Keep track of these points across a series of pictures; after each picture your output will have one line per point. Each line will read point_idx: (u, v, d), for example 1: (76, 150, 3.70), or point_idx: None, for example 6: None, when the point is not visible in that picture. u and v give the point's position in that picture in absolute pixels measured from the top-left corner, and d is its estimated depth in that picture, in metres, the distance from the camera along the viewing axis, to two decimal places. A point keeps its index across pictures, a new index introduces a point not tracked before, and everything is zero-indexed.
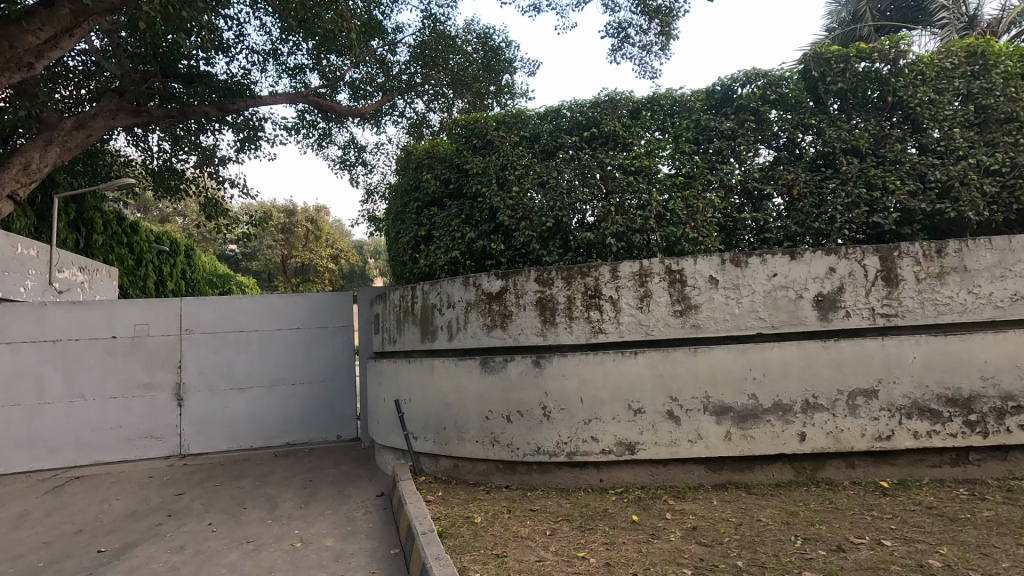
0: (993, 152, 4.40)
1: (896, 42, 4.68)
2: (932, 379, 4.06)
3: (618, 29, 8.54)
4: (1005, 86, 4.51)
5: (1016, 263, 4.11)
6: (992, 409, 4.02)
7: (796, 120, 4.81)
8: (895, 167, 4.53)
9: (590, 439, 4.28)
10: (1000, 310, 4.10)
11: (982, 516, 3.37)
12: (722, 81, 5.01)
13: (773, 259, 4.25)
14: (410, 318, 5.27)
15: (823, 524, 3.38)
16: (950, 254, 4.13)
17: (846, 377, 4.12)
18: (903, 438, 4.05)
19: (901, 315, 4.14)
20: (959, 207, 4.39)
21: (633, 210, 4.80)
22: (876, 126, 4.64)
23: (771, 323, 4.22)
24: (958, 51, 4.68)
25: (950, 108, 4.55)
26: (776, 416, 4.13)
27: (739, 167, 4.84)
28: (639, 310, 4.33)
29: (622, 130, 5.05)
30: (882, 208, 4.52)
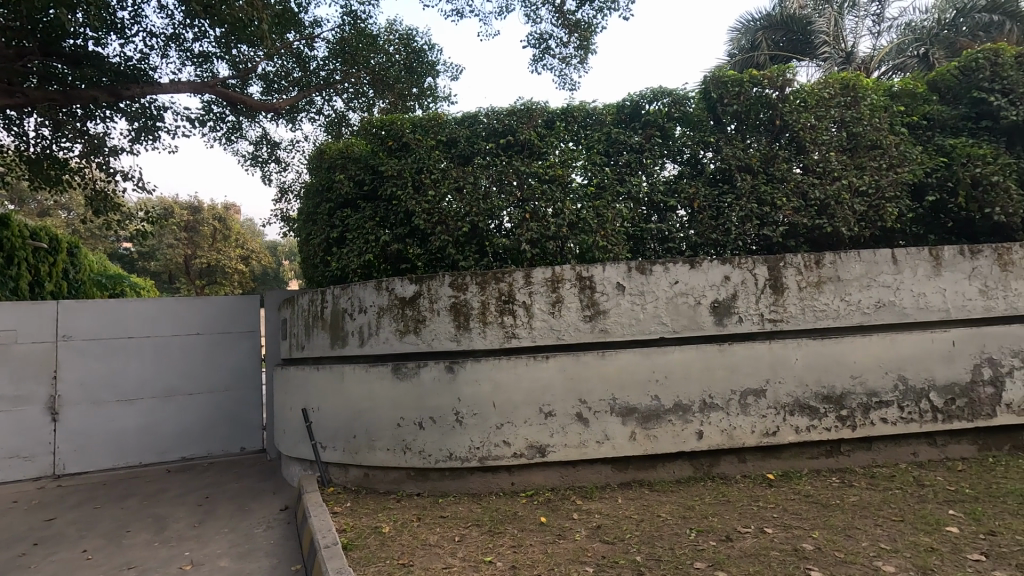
0: (861, 175, 4.91)
1: (783, 71, 5.13)
2: (811, 378, 4.47)
3: (539, 40, 8.71)
4: (871, 116, 5.04)
5: (880, 274, 4.61)
6: (859, 405, 4.48)
7: (697, 137, 5.14)
8: (782, 184, 4.95)
9: (502, 443, 4.31)
10: (867, 316, 4.58)
11: (849, 501, 3.75)
12: (632, 97, 5.24)
13: (675, 268, 4.51)
14: (320, 323, 5.08)
15: (715, 516, 3.60)
16: (826, 265, 4.57)
17: (738, 378, 4.43)
18: (786, 433, 4.42)
19: (785, 320, 4.53)
20: (834, 224, 4.87)
21: (548, 218, 4.91)
22: (766, 146, 5.05)
23: (672, 328, 4.46)
24: (834, 83, 5.20)
25: (827, 133, 5.03)
26: (677, 416, 4.37)
27: (646, 180, 5.09)
28: (551, 315, 4.44)
29: (538, 139, 5.15)
30: (771, 222, 4.92)
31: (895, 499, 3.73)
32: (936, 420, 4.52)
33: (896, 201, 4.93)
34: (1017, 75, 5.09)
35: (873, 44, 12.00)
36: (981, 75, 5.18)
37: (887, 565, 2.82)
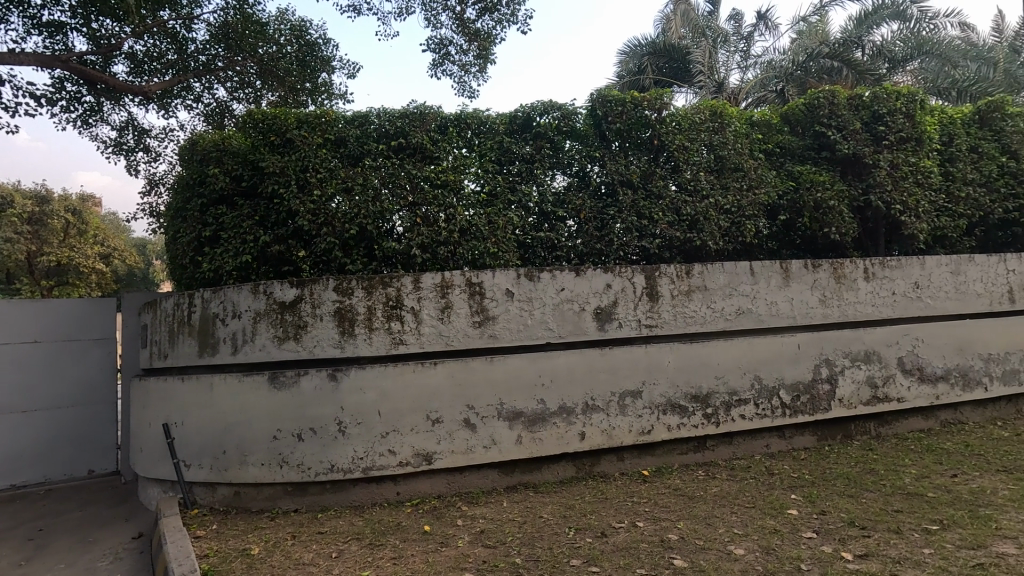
0: (726, 195, 5.43)
1: (660, 95, 5.52)
2: (682, 379, 4.83)
3: (439, 45, 8.67)
4: (734, 142, 5.60)
5: (740, 284, 5.10)
6: (722, 403, 4.91)
7: (584, 151, 5.39)
8: (658, 200, 5.32)
9: (387, 453, 4.20)
10: (729, 322, 5.05)
11: (711, 492, 4.09)
12: (524, 108, 5.36)
13: (561, 275, 4.67)
14: (186, 329, 4.63)
15: (593, 514, 3.77)
16: (696, 275, 4.98)
17: (618, 380, 4.68)
18: (659, 431, 4.74)
19: (659, 326, 4.86)
20: (703, 237, 5.33)
21: (439, 223, 4.88)
22: (645, 164, 5.40)
23: (558, 333, 4.62)
24: (705, 110, 5.68)
25: (698, 155, 5.50)
26: (561, 419, 4.51)
27: (537, 190, 5.23)
28: (440, 321, 4.41)
29: (430, 144, 5.08)
30: (649, 234, 5.27)
31: (749, 488, 4.13)
32: (785, 415, 5.08)
33: (754, 219, 5.52)
34: (849, 115, 5.89)
35: (740, 78, 13.32)
36: (822, 112, 5.93)
37: (738, 549, 3.10)
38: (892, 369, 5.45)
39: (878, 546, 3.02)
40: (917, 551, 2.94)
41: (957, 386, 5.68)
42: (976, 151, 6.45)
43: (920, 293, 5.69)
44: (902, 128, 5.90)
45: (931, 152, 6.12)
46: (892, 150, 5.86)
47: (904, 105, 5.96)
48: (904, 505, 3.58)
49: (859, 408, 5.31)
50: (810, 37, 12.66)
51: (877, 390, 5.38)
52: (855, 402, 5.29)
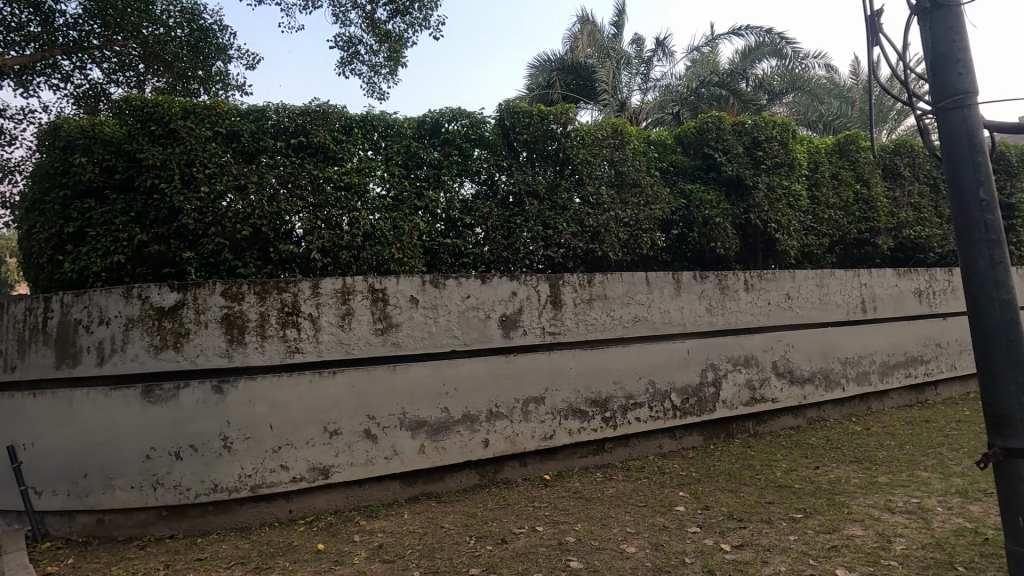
0: (625, 209, 5.73)
1: (566, 111, 5.70)
2: (583, 385, 5.00)
3: (347, 43, 8.39)
4: (633, 159, 5.93)
5: (637, 294, 5.39)
6: (620, 406, 5.14)
7: (492, 160, 5.42)
8: (563, 212, 5.48)
9: (279, 469, 3.95)
10: (627, 329, 5.31)
11: (608, 494, 4.25)
12: (432, 114, 5.29)
13: (467, 283, 4.66)
14: (40, 337, 4.08)
15: (494, 521, 3.78)
16: (597, 284, 5.19)
17: (522, 387, 4.74)
18: (561, 435, 4.86)
19: (562, 333, 5.01)
20: (603, 248, 5.57)
21: (342, 227, 4.68)
22: (551, 175, 5.54)
23: (463, 340, 4.61)
24: (607, 127, 5.95)
25: (600, 169, 5.75)
26: (465, 427, 4.49)
27: (445, 196, 5.19)
28: (340, 328, 4.23)
29: (333, 144, 4.85)
30: (554, 244, 5.41)
31: (643, 488, 4.35)
32: (675, 416, 5.42)
33: (650, 233, 5.86)
34: (733, 139, 6.44)
35: (641, 99, 14.11)
36: (710, 136, 6.43)
37: (630, 547, 3.25)
38: (768, 373, 5.99)
39: (752, 536, 3.29)
40: (784, 538, 3.24)
41: (821, 387, 6.36)
42: (837, 178, 7.29)
43: (791, 304, 6.32)
44: (777, 154, 6.55)
45: (801, 178, 6.85)
46: (769, 173, 6.49)
47: (778, 134, 6.63)
48: (775, 497, 3.94)
49: (740, 408, 5.78)
50: (702, 66, 13.67)
51: (755, 391, 5.89)
52: (736, 403, 5.76)
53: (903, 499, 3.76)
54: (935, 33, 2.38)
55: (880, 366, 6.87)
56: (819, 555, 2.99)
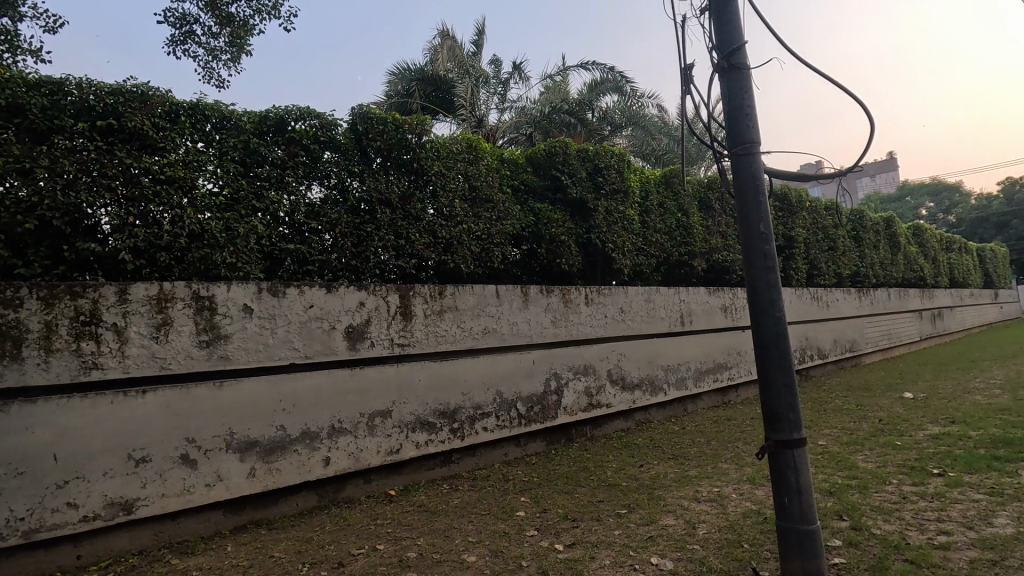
0: (477, 223, 5.87)
1: (423, 121, 5.69)
2: (432, 396, 4.97)
3: (180, 20, 7.50)
4: (486, 176, 6.11)
5: (486, 306, 5.55)
6: (467, 417, 5.21)
7: (343, 164, 5.15)
8: (416, 222, 5.43)
9: (64, 507, 3.30)
10: (476, 340, 5.43)
11: (452, 505, 4.27)
12: (276, 109, 4.87)
13: (311, 291, 4.40)
14: None
15: (331, 544, 3.58)
16: (447, 296, 5.24)
17: (367, 401, 4.58)
18: (407, 449, 4.77)
19: (411, 345, 4.95)
20: (456, 260, 5.63)
21: (162, 225, 4.09)
22: (405, 185, 5.45)
23: (304, 353, 4.33)
24: (463, 142, 6.05)
25: (454, 182, 5.83)
26: (303, 445, 4.20)
27: (288, 199, 4.80)
28: (153, 340, 3.71)
29: (153, 130, 4.21)
30: (406, 254, 5.34)
31: (487, 496, 4.45)
32: (521, 424, 5.63)
33: (501, 247, 6.08)
34: (577, 164, 6.96)
35: (498, 118, 14.62)
36: (557, 159, 6.85)
37: (471, 556, 3.29)
38: (604, 380, 6.52)
39: (582, 535, 3.53)
40: (610, 533, 3.53)
41: (647, 392, 7.08)
42: (664, 207, 8.25)
43: (623, 316, 6.98)
44: (613, 182, 7.25)
45: (633, 204, 7.63)
46: (607, 199, 7.14)
47: (615, 163, 7.33)
48: (604, 495, 4.28)
49: (579, 414, 6.20)
50: (554, 93, 14.57)
51: (592, 398, 6.36)
52: (576, 409, 6.16)
53: (707, 488, 4.32)
54: (732, 90, 2.82)
55: (694, 372, 7.86)
56: (639, 546, 3.30)
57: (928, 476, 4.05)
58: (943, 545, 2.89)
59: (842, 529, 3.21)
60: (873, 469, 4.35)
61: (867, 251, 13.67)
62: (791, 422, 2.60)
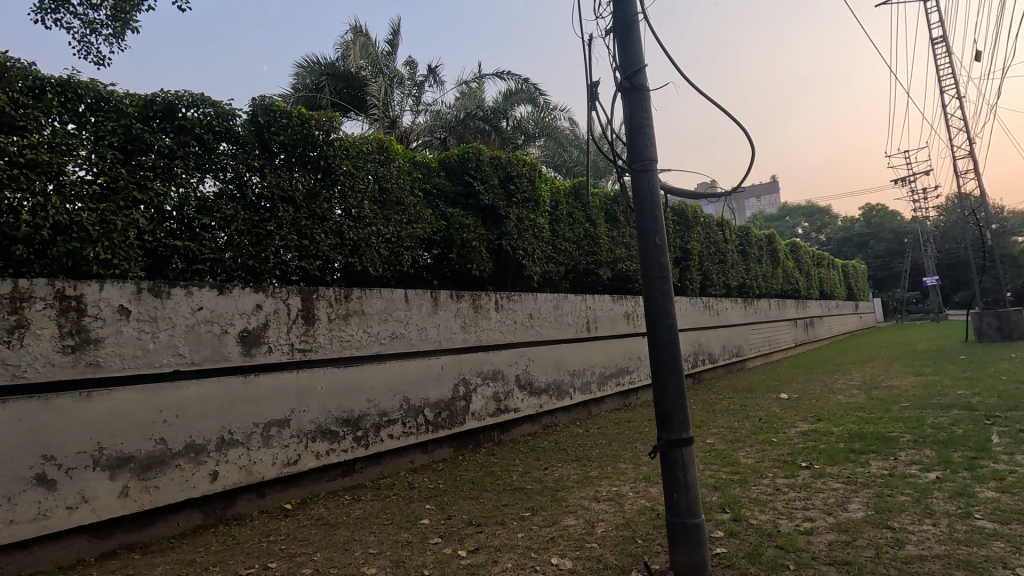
0: (387, 225, 5.74)
1: (331, 118, 5.48)
2: (334, 404, 4.78)
3: None
4: (397, 177, 6.00)
5: (395, 311, 5.44)
6: (372, 424, 5.05)
7: (241, 157, 4.80)
8: (322, 222, 5.19)
9: None
10: (383, 346, 5.30)
11: (353, 516, 4.12)
12: (165, 93, 4.43)
13: (200, 292, 4.08)
14: None
15: (217, 565, 3.31)
16: (353, 299, 5.07)
17: (262, 410, 4.30)
18: (306, 460, 4.54)
19: (313, 350, 4.73)
20: (363, 263, 5.46)
21: (20, 215, 3.54)
22: (310, 182, 5.19)
23: (190, 360, 3.99)
24: (374, 142, 5.90)
25: (364, 182, 5.66)
26: (187, 459, 3.86)
27: (177, 191, 4.39)
28: (3, 345, 3.22)
29: (11, 106, 3.61)
30: (310, 255, 5.08)
31: (390, 505, 4.34)
32: (428, 431, 5.56)
33: (411, 250, 5.99)
34: (490, 171, 7.02)
35: (412, 120, 14.42)
36: (470, 165, 6.87)
37: (370, 569, 3.18)
38: (512, 385, 6.60)
39: (486, 539, 3.54)
40: (513, 536, 3.57)
41: (554, 397, 7.26)
42: (572, 217, 8.54)
43: (532, 322, 7.13)
44: (525, 190, 7.40)
45: (544, 213, 7.84)
46: (518, 207, 7.28)
47: (527, 172, 7.50)
48: (509, 499, 4.32)
49: (487, 419, 6.23)
50: (470, 99, 14.62)
51: (500, 403, 6.43)
52: (484, 414, 6.18)
53: (607, 488, 4.51)
54: (633, 109, 2.99)
55: (598, 377, 8.18)
56: (540, 547, 3.37)
57: (797, 469, 4.50)
58: (807, 530, 3.22)
59: (724, 521, 3.48)
60: (752, 464, 4.76)
61: (752, 265, 15.00)
62: (680, 423, 2.78)
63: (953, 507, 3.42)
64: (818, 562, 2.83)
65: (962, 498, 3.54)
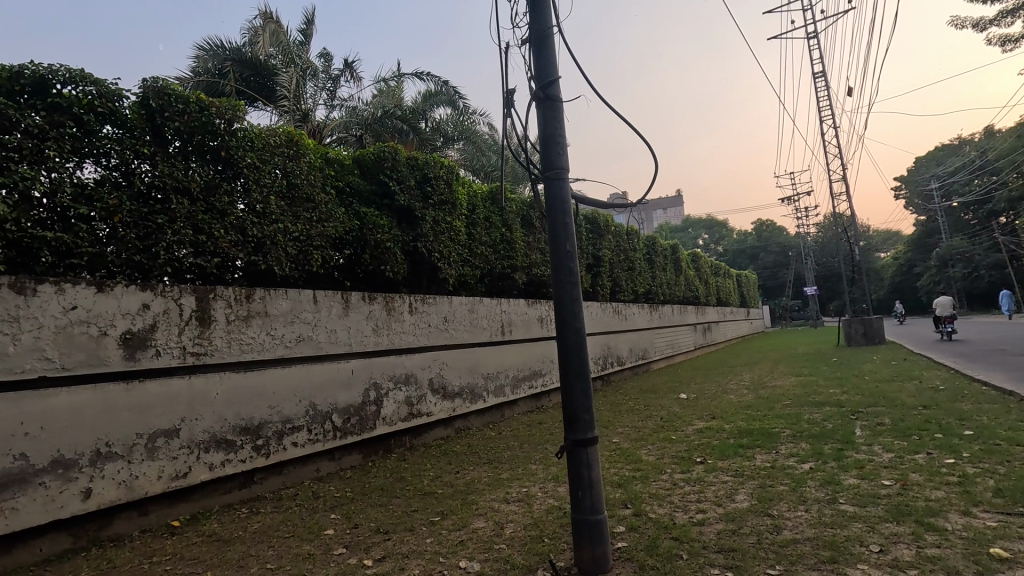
0: (295, 222, 5.48)
1: (234, 107, 5.15)
2: (231, 412, 4.47)
3: None
4: (307, 173, 5.74)
5: (301, 312, 5.20)
6: (274, 432, 4.78)
7: (128, 142, 4.37)
8: (222, 217, 4.85)
9: None
10: (288, 349, 5.04)
11: (251, 530, 3.88)
12: (36, 65, 3.92)
13: (75, 290, 3.66)
14: None
15: None
16: (256, 300, 4.79)
17: (147, 420, 3.93)
18: (198, 472, 4.21)
19: (208, 354, 4.41)
20: (268, 261, 5.17)
21: None
22: (208, 174, 4.82)
23: (61, 365, 3.56)
24: (281, 135, 5.61)
25: (270, 177, 5.36)
26: (53, 477, 3.42)
27: (49, 176, 3.89)
28: None
29: None
30: (207, 251, 4.72)
31: (292, 517, 4.13)
32: (335, 437, 5.35)
33: (321, 250, 5.76)
34: (406, 171, 6.91)
35: (326, 115, 13.89)
36: (386, 165, 6.72)
37: None
38: (425, 389, 6.53)
39: (393, 547, 3.47)
40: (422, 542, 3.53)
41: (467, 400, 7.26)
42: (489, 221, 8.60)
43: (446, 326, 7.10)
44: (441, 193, 7.36)
45: (461, 217, 7.83)
46: (434, 209, 7.22)
47: (444, 175, 7.46)
48: (419, 505, 4.26)
49: (398, 424, 6.10)
50: (387, 98, 14.31)
51: (413, 407, 6.33)
52: (395, 419, 6.05)
53: (517, 489, 4.58)
54: (546, 119, 3.08)
55: (512, 380, 8.28)
56: (448, 552, 3.35)
57: (693, 464, 4.81)
58: (699, 521, 3.46)
59: (625, 516, 3.65)
60: (653, 461, 5.02)
61: (658, 273, 15.86)
62: (586, 423, 2.89)
63: (823, 493, 3.82)
64: (708, 550, 3.05)
65: (830, 485, 3.96)
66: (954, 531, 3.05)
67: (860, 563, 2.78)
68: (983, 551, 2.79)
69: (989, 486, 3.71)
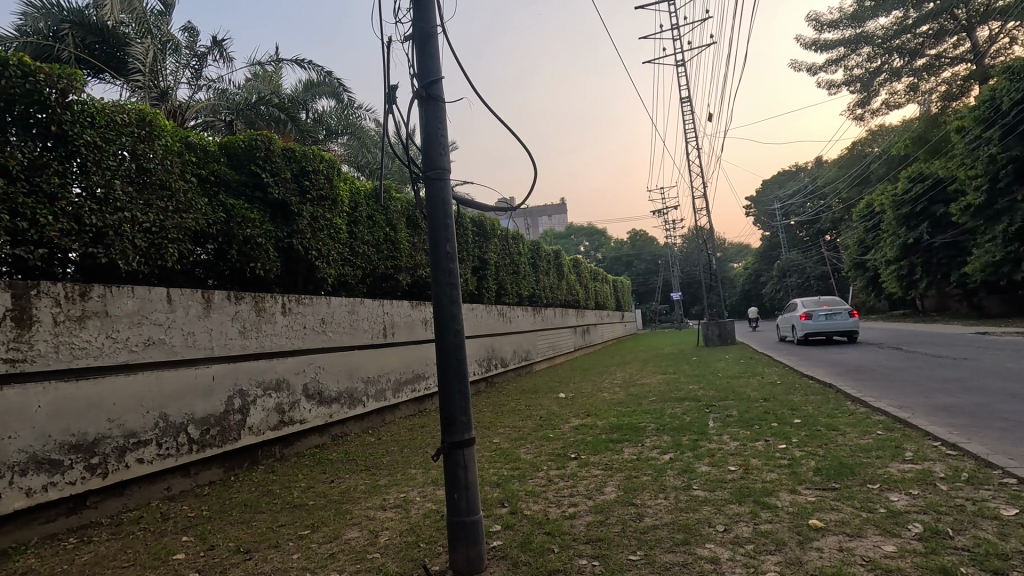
0: (147, 211, 4.89)
1: (69, 75, 4.44)
2: (58, 427, 3.85)
3: None
4: (162, 158, 5.14)
5: (151, 312, 4.64)
6: (113, 449, 4.21)
7: None
8: (50, 202, 4.16)
9: None
10: (133, 354, 4.47)
11: (79, 563, 3.38)
12: None
13: None
14: None
15: None
16: (92, 299, 4.19)
17: None
18: (10, 499, 3.58)
19: (27, 361, 3.76)
20: (110, 255, 4.55)
21: None
22: (32, 150, 4.11)
23: None
24: (131, 112, 4.94)
25: (115, 158, 4.71)
26: None
27: None
28: None
29: None
30: (28, 241, 4.02)
31: (132, 543, 3.65)
32: (190, 451, 4.84)
33: (177, 243, 5.19)
34: (281, 163, 6.49)
35: (190, 95, 12.65)
36: (258, 154, 6.24)
37: None
38: (298, 395, 6.14)
39: (254, 567, 3.21)
40: (287, 559, 3.30)
41: (345, 405, 6.95)
42: (373, 219, 8.32)
43: (324, 327, 6.76)
44: (321, 187, 6.99)
45: (342, 213, 7.50)
46: (313, 204, 6.85)
47: (324, 169, 7.09)
48: (287, 519, 3.99)
49: (267, 433, 5.67)
50: (262, 82, 13.37)
51: (284, 415, 5.92)
52: (263, 428, 5.62)
53: (394, 495, 4.46)
54: (429, 118, 3.04)
55: (393, 383, 8.07)
56: (317, 566, 3.17)
57: (568, 460, 5.02)
58: (570, 515, 3.62)
59: (502, 515, 3.70)
60: (531, 459, 5.17)
61: (541, 277, 16.43)
62: (463, 425, 2.89)
63: (680, 481, 4.18)
64: (577, 542, 3.19)
65: (686, 473, 4.35)
66: (783, 508, 3.49)
67: (708, 542, 3.08)
68: (804, 523, 3.23)
69: (811, 466, 4.31)
